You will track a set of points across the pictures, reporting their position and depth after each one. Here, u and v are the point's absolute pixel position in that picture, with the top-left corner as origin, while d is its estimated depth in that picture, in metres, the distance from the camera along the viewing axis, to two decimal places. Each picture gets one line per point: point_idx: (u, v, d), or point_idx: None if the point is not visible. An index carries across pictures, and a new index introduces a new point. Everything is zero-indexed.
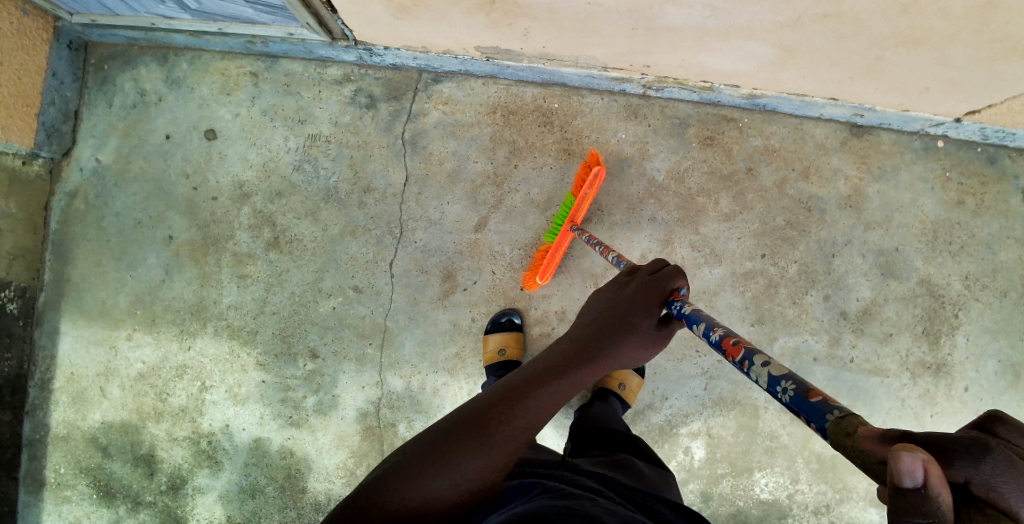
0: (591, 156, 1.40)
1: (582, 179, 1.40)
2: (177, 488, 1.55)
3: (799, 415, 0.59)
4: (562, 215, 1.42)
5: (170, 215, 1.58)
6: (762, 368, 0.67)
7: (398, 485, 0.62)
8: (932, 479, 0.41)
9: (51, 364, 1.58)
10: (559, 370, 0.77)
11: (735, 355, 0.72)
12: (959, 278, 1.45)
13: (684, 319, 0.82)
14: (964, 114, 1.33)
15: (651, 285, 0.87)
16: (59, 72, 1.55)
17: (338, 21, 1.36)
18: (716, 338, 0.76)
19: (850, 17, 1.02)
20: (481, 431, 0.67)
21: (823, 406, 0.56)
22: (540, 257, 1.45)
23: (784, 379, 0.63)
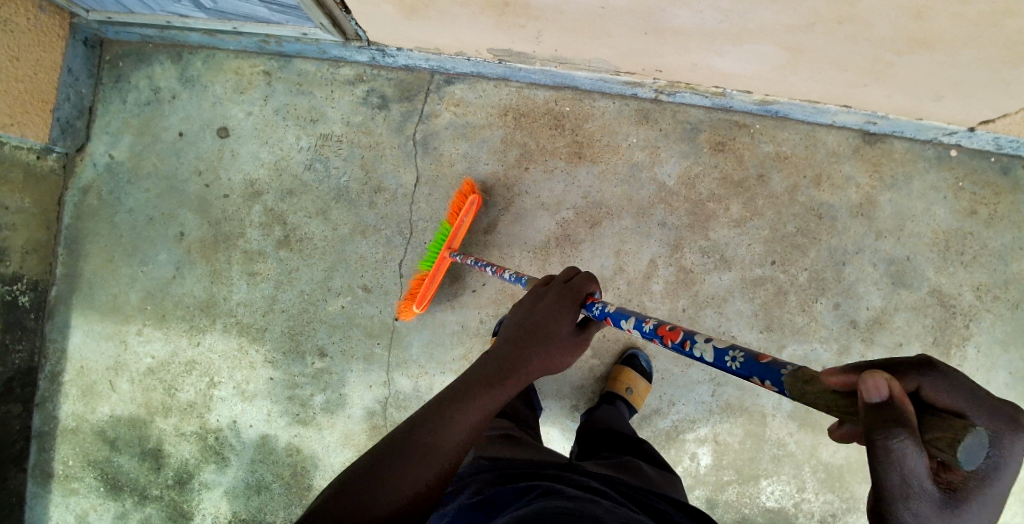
0: (466, 184, 1.43)
1: (456, 207, 1.42)
2: (184, 483, 1.55)
3: (754, 378, 0.66)
4: (437, 242, 1.43)
5: (182, 211, 1.59)
6: (706, 344, 0.73)
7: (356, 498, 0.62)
8: (893, 392, 0.50)
9: (62, 357, 1.59)
10: (488, 380, 0.78)
11: (674, 337, 0.79)
12: (971, 288, 1.44)
13: (608, 318, 0.88)
14: (978, 123, 1.32)
15: (566, 294, 0.90)
16: (74, 69, 1.57)
17: (352, 22, 1.37)
18: (649, 328, 0.83)
19: (860, 21, 1.01)
20: (429, 437, 0.69)
21: (774, 364, 0.63)
22: (415, 286, 1.45)
23: (731, 349, 0.70)
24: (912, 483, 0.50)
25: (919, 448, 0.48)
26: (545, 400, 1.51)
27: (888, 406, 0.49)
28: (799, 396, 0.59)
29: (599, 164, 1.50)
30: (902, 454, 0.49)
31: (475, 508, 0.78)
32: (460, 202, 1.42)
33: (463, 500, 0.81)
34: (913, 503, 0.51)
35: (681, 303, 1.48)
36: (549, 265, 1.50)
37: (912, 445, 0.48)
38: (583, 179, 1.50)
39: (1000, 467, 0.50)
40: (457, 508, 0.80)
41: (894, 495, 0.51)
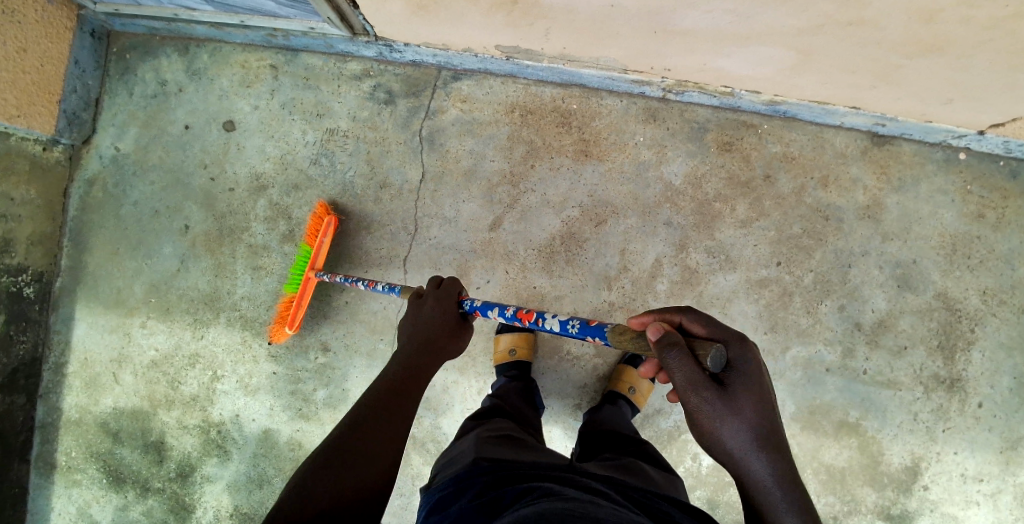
0: (320, 207, 1.46)
1: (314, 228, 1.45)
2: (186, 476, 1.56)
3: (589, 337, 0.90)
4: (299, 265, 1.45)
5: (187, 205, 1.59)
6: (553, 319, 0.95)
7: (320, 488, 0.72)
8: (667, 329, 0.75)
9: (66, 348, 1.60)
10: (407, 378, 0.92)
11: (528, 317, 0.98)
12: (977, 292, 1.44)
13: (478, 310, 1.03)
14: (987, 126, 1.31)
15: (442, 299, 1.03)
16: (81, 61, 1.56)
17: (359, 17, 1.36)
18: (510, 313, 1.00)
19: (871, 24, 1.01)
20: (371, 428, 0.82)
21: (599, 326, 0.87)
22: (285, 308, 1.45)
23: (571, 319, 0.92)
24: (698, 385, 0.72)
25: (689, 363, 0.72)
26: (547, 398, 1.51)
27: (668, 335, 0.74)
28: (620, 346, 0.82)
29: (605, 163, 1.50)
30: (685, 366, 0.72)
31: (477, 510, 0.78)
32: (318, 224, 1.45)
33: (465, 502, 0.81)
34: (704, 402, 0.73)
35: (685, 303, 1.47)
36: (553, 263, 1.50)
37: (685, 359, 0.72)
38: (589, 178, 1.50)
39: (744, 363, 0.75)
40: (458, 510, 0.80)
41: (692, 400, 0.73)
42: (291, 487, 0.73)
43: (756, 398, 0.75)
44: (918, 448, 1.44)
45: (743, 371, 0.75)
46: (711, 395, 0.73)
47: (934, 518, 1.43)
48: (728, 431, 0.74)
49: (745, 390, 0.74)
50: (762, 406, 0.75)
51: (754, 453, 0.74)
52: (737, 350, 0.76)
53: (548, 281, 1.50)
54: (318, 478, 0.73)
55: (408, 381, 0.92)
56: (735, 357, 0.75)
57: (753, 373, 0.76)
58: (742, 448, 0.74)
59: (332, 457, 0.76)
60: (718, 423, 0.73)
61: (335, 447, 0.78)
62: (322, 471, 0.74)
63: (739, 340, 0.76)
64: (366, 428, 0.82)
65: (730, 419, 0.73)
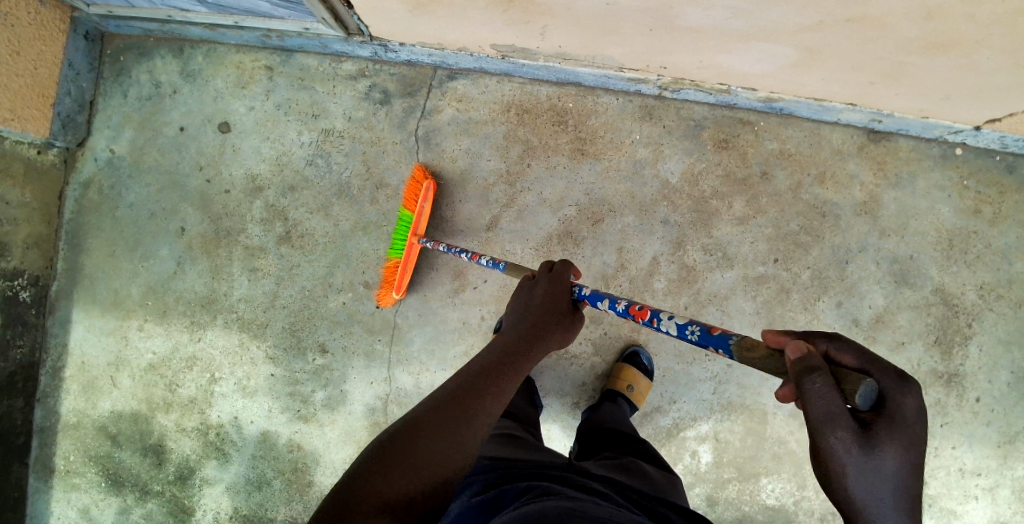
0: (417, 172, 1.45)
1: (412, 194, 1.44)
2: (185, 479, 1.56)
3: (710, 347, 0.79)
4: (401, 231, 1.45)
5: (183, 207, 1.58)
6: (669, 320, 0.85)
7: (382, 477, 0.68)
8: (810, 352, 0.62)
9: (63, 352, 1.59)
10: (495, 371, 0.87)
11: (643, 316, 0.90)
12: (974, 287, 1.44)
13: (586, 299, 0.99)
14: (984, 122, 1.31)
15: (553, 286, 0.99)
16: (75, 63, 1.56)
17: (354, 17, 1.36)
18: (622, 307, 0.93)
19: (874, 20, 1.00)
20: (433, 428, 0.75)
21: (723, 334, 0.76)
22: (390, 273, 1.45)
23: (690, 323, 0.82)
24: (837, 421, 0.58)
25: (832, 390, 0.58)
26: (546, 397, 1.51)
27: (809, 359, 0.61)
28: (747, 363, 0.71)
29: (601, 161, 1.49)
30: (825, 397, 0.58)
31: (477, 508, 0.78)
32: (416, 189, 1.44)
33: (465, 500, 0.81)
34: (840, 442, 0.59)
35: (683, 300, 1.47)
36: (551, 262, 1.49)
37: (829, 385, 0.58)
38: (585, 176, 1.50)
39: (900, 408, 0.60)
40: (459, 509, 0.80)
41: (824, 437, 0.59)
42: (355, 468, 0.70)
43: (908, 452, 0.59)
44: None
45: (897, 416, 0.60)
46: (849, 436, 0.59)
47: (931, 513, 1.44)
48: (860, 481, 0.59)
49: (893, 438, 0.59)
50: (911, 458, 0.60)
51: (885, 508, 0.59)
52: (894, 390, 0.60)
53: None
54: (382, 465, 0.69)
55: (495, 374, 0.86)
56: (890, 399, 0.60)
57: (908, 421, 0.60)
58: (874, 504, 0.59)
59: (399, 443, 0.72)
60: (848, 465, 0.59)
61: (406, 432, 0.74)
62: (388, 458, 0.70)
63: (900, 381, 0.60)
64: (441, 418, 0.76)
65: (867, 467, 0.59)
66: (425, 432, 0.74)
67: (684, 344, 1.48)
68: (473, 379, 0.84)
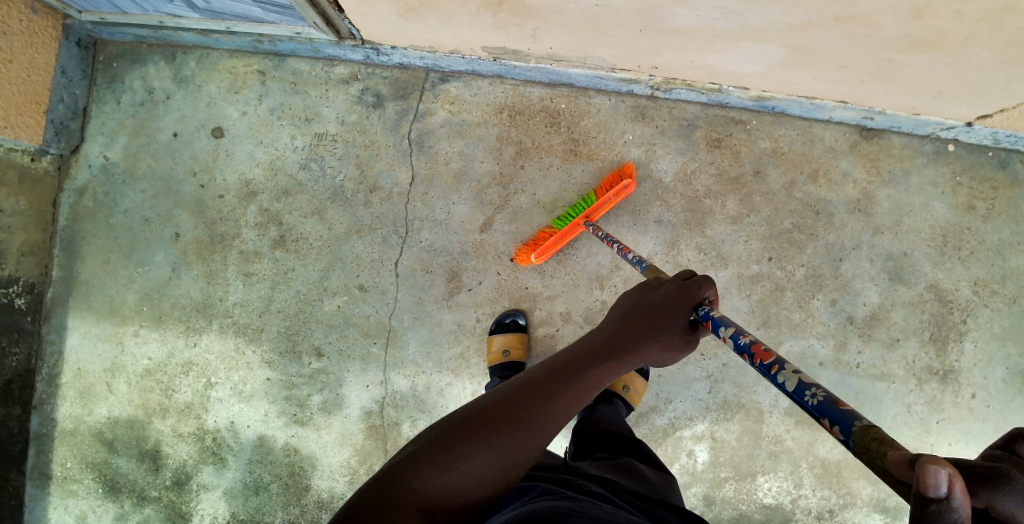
0: (626, 167, 1.46)
1: (608, 184, 1.45)
2: (182, 484, 1.55)
3: (824, 420, 0.57)
4: (577, 209, 1.45)
5: (177, 212, 1.58)
6: (791, 374, 0.65)
7: (419, 473, 0.60)
8: (956, 495, 0.37)
9: (59, 359, 1.59)
10: (575, 372, 0.75)
11: (764, 358, 0.71)
12: (968, 284, 1.44)
13: (708, 322, 0.81)
14: (975, 118, 1.31)
15: (677, 297, 0.84)
16: (68, 70, 1.56)
17: (345, 21, 1.36)
18: (745, 342, 0.74)
19: (861, 18, 1.01)
20: (479, 428, 0.65)
21: (851, 413, 0.54)
22: (541, 236, 1.46)
23: (813, 385, 0.61)
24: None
25: None
26: None
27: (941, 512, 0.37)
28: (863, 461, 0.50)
29: (595, 162, 1.50)
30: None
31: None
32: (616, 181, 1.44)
33: None
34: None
35: None
36: (546, 263, 1.50)
37: None
38: (578, 177, 1.50)
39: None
40: None
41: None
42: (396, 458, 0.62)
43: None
44: (912, 441, 1.45)
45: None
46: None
47: None
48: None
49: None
50: None
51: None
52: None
53: (541, 281, 1.50)
54: (424, 460, 0.61)
55: (567, 378, 0.74)
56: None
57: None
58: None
59: (446, 440, 0.63)
60: None
61: (455, 428, 0.65)
62: (433, 452, 0.62)
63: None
64: (499, 417, 0.67)
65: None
66: (478, 430, 0.64)
67: None
68: (548, 378, 0.73)
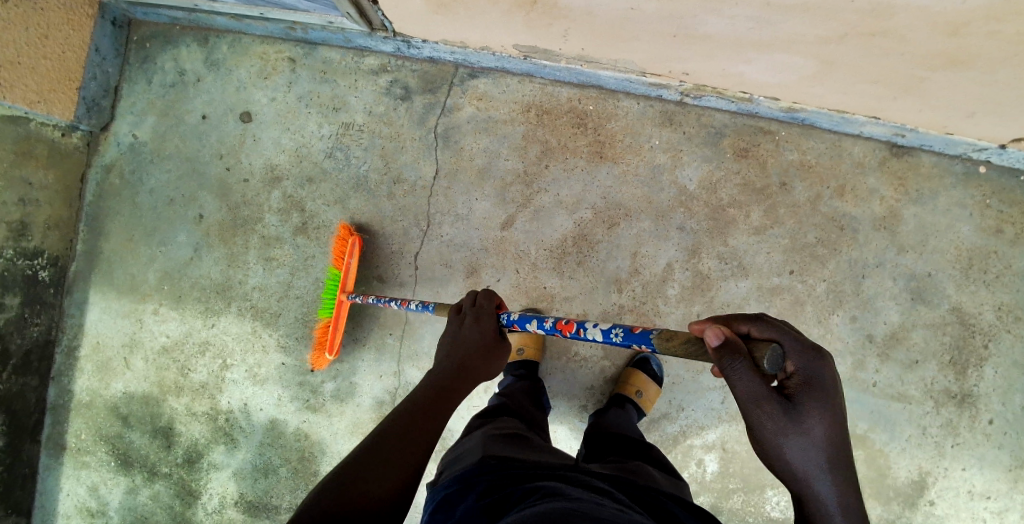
0: (342, 230, 1.46)
1: (339, 252, 1.45)
2: (193, 463, 1.57)
3: (635, 345, 0.82)
4: (331, 289, 1.47)
5: (202, 194, 1.60)
6: (594, 328, 0.88)
7: (354, 485, 0.70)
8: (726, 336, 0.66)
9: (79, 332, 1.62)
10: (441, 390, 0.89)
11: (570, 328, 0.93)
12: (992, 308, 1.42)
13: (516, 323, 0.98)
14: (1009, 141, 1.29)
15: (485, 309, 1.00)
16: (102, 48, 1.58)
17: (378, 12, 1.37)
18: (549, 325, 0.94)
19: (895, 34, 1.00)
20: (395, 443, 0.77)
21: (643, 333, 0.80)
22: (324, 333, 1.47)
23: (613, 327, 0.86)
24: (761, 399, 0.65)
25: (751, 368, 0.64)
26: (554, 399, 1.51)
27: (728, 343, 0.65)
28: (669, 352, 0.75)
29: (619, 165, 1.49)
30: (747, 376, 0.64)
31: (482, 510, 0.78)
32: (342, 245, 1.46)
33: (470, 500, 0.82)
34: (769, 418, 0.66)
35: (696, 308, 1.46)
36: (564, 264, 1.49)
37: (751, 366, 0.64)
38: (602, 179, 1.49)
39: (820, 378, 0.67)
40: (464, 508, 0.81)
41: (753, 412, 0.66)
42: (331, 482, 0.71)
43: (831, 420, 0.67)
44: (926, 463, 1.43)
45: (815, 382, 0.67)
46: (775, 411, 0.66)
47: None
48: (792, 452, 0.66)
49: (816, 408, 0.66)
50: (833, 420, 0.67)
51: (823, 477, 0.66)
52: (806, 361, 0.67)
53: (558, 282, 1.49)
54: (353, 478, 0.71)
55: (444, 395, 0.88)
56: (804, 371, 0.67)
57: (828, 388, 0.67)
58: (811, 474, 0.66)
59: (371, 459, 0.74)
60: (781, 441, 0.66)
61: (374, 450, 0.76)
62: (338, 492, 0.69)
63: (816, 356, 0.67)
64: (388, 444, 0.77)
65: (796, 437, 0.66)
66: (373, 460, 0.74)
67: None
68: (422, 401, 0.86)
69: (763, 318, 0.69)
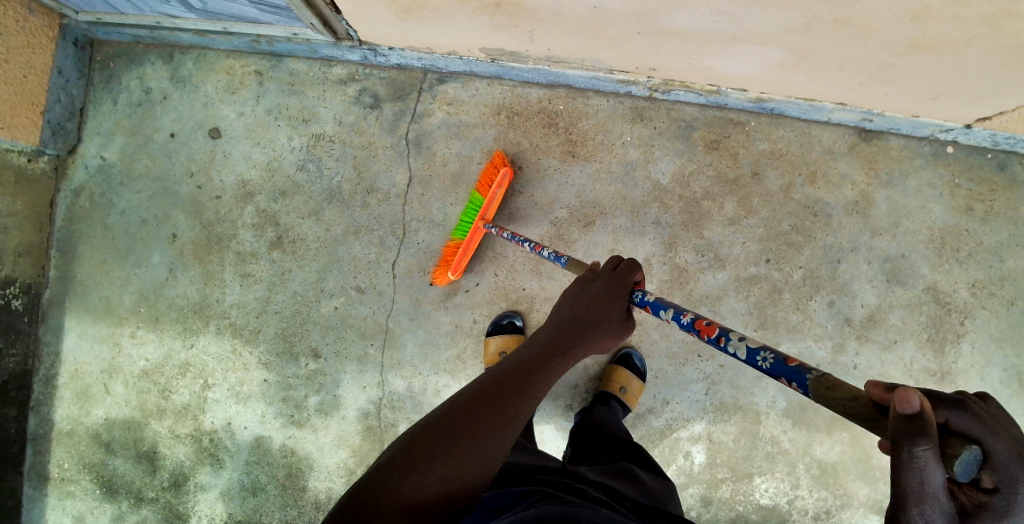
0: (498, 157, 1.44)
1: (488, 179, 1.43)
2: (179, 485, 1.55)
3: (783, 379, 0.70)
4: (470, 213, 1.45)
5: (174, 213, 1.58)
6: (739, 342, 0.77)
7: (404, 470, 0.64)
8: (923, 411, 0.50)
9: (56, 360, 1.59)
10: (528, 368, 0.83)
11: (710, 332, 0.82)
12: (966, 285, 1.44)
13: (648, 306, 0.91)
14: (974, 120, 1.31)
15: (614, 281, 0.94)
16: (64, 70, 1.56)
17: (342, 22, 1.36)
18: (687, 321, 0.86)
19: (859, 22, 1.00)
20: (457, 428, 0.70)
21: (801, 368, 0.67)
22: (449, 253, 1.46)
23: (763, 349, 0.74)
24: (928, 503, 0.49)
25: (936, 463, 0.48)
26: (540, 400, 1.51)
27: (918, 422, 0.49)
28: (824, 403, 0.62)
29: (592, 163, 1.49)
30: (927, 469, 0.49)
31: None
32: (493, 174, 1.43)
33: None
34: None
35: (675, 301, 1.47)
36: (542, 264, 1.49)
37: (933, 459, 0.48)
38: (576, 178, 1.49)
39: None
40: None
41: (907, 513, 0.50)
42: (382, 464, 0.66)
43: None
44: None
45: (1013, 513, 0.48)
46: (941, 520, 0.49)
47: None
48: None
49: None
50: None
51: None
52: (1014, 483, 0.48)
53: (538, 283, 1.49)
54: (405, 461, 0.65)
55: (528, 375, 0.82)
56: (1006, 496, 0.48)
57: None
58: None
59: (426, 443, 0.68)
60: None
61: (436, 429, 0.70)
62: (414, 451, 0.67)
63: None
64: (478, 406, 0.74)
65: None
66: (456, 424, 0.71)
67: (677, 345, 1.48)
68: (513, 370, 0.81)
69: (970, 406, 0.51)
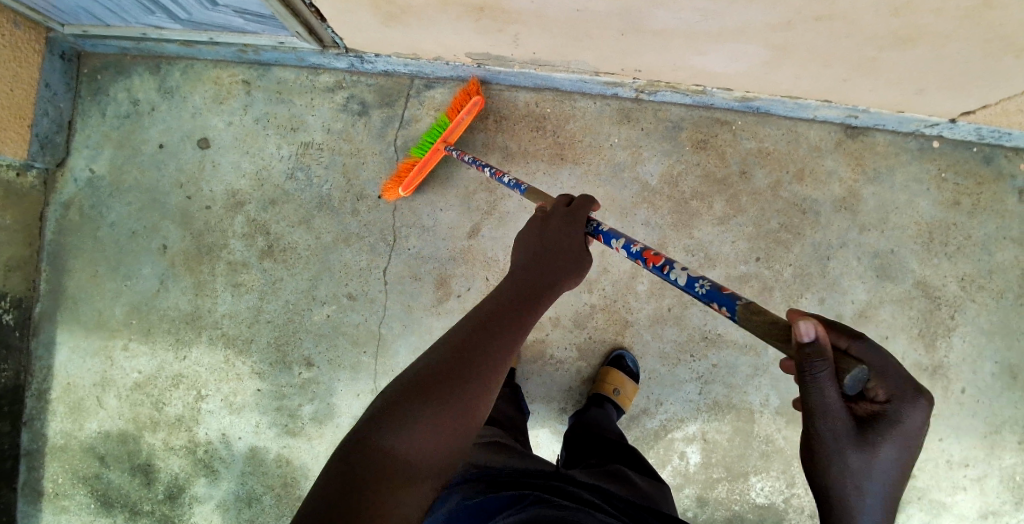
0: (473, 84, 1.43)
1: (457, 104, 1.42)
2: (175, 497, 1.55)
3: (715, 305, 0.73)
4: (434, 134, 1.45)
5: (165, 224, 1.58)
6: (681, 271, 0.80)
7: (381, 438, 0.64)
8: (820, 336, 0.56)
9: (48, 375, 1.58)
10: (505, 317, 0.80)
11: (655, 261, 0.84)
12: (955, 279, 1.45)
13: (601, 235, 0.94)
14: (958, 114, 1.32)
15: (572, 217, 0.95)
16: (52, 83, 1.55)
17: (328, 29, 1.36)
18: (636, 250, 0.88)
19: (841, 16, 1.01)
20: (435, 390, 0.69)
21: (732, 295, 0.71)
22: (405, 170, 1.47)
23: (701, 277, 0.76)
24: (832, 411, 0.58)
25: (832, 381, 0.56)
26: (533, 403, 1.51)
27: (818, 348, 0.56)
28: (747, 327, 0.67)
29: (581, 165, 1.50)
30: (826, 385, 0.56)
31: (468, 513, 0.81)
32: (464, 100, 1.42)
33: (458, 500, 0.84)
34: (829, 430, 0.60)
35: (666, 301, 1.48)
36: None
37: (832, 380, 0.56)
38: (565, 181, 1.50)
39: (906, 419, 0.60)
40: (452, 509, 0.83)
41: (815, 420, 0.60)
42: (361, 430, 0.66)
43: (894, 454, 0.61)
44: None
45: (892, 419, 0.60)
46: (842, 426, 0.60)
47: (921, 505, 1.44)
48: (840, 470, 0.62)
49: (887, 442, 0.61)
50: (901, 453, 0.62)
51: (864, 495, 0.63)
52: (901, 398, 0.60)
53: None
54: (382, 428, 0.65)
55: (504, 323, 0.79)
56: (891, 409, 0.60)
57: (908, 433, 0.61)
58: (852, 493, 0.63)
59: (403, 406, 0.67)
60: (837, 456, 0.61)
61: (413, 390, 0.69)
62: (391, 417, 0.66)
63: (914, 396, 0.60)
64: (454, 361, 0.72)
65: (854, 455, 0.61)
66: (433, 385, 0.70)
67: (669, 346, 1.48)
68: (488, 318, 0.80)
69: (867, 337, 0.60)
